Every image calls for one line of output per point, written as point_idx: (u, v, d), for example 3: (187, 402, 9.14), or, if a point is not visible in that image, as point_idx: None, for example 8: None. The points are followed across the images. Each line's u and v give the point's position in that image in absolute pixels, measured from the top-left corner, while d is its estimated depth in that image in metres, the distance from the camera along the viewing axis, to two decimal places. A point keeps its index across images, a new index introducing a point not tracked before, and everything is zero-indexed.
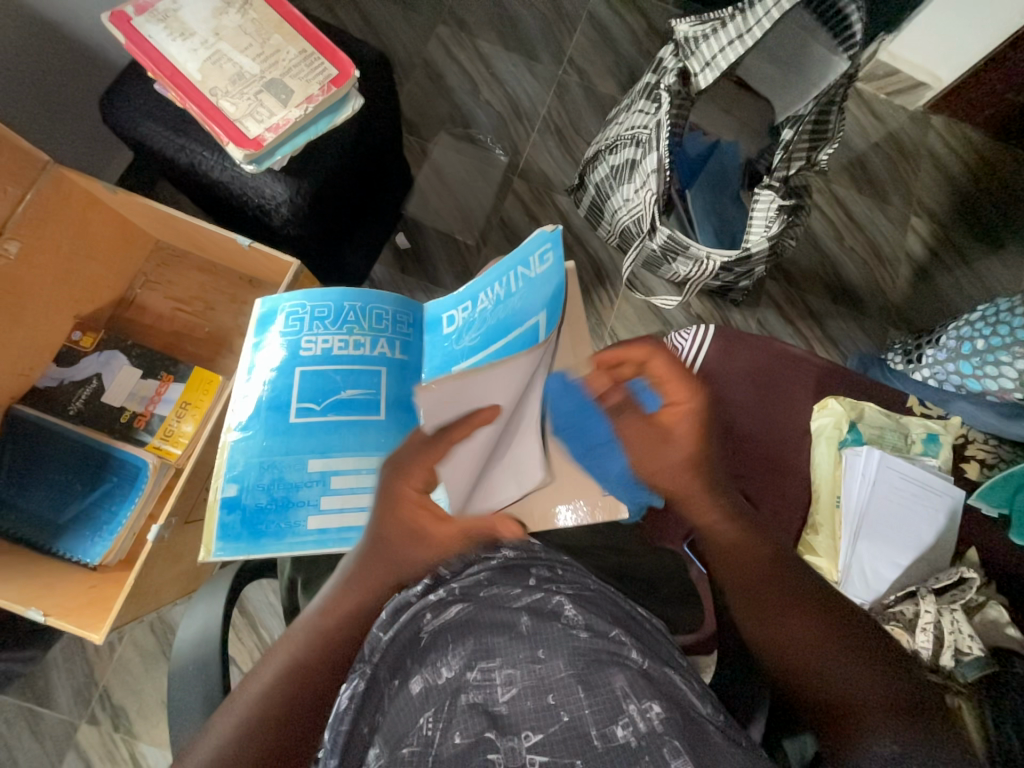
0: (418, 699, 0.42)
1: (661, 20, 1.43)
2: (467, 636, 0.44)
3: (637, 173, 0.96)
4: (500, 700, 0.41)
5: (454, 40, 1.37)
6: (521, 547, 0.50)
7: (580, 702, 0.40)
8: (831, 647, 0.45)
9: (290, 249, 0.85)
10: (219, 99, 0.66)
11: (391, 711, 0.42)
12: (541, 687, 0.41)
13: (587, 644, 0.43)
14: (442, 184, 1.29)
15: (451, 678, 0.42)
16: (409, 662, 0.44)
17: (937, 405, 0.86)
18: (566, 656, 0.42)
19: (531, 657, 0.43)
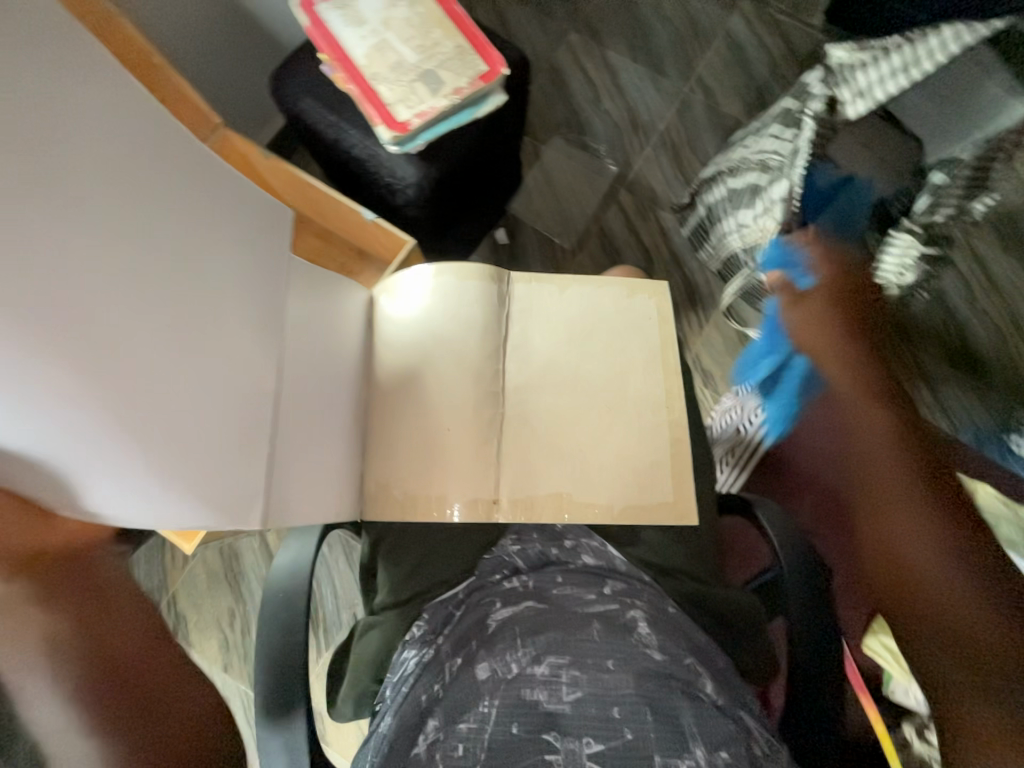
0: (483, 684, 0.44)
1: (804, 45, 1.37)
2: (537, 630, 0.47)
3: (759, 199, 0.92)
4: (563, 699, 0.42)
5: (584, 49, 1.39)
6: (600, 558, 0.56)
7: (647, 724, 0.41)
8: (950, 556, 0.53)
9: (405, 229, 0.90)
10: (378, 84, 0.71)
11: (458, 681, 0.46)
12: (607, 699, 0.42)
13: (660, 668, 0.44)
14: (549, 186, 1.31)
15: (518, 673, 0.44)
16: (478, 643, 0.48)
17: None
18: (636, 675, 0.43)
19: (600, 665, 0.44)
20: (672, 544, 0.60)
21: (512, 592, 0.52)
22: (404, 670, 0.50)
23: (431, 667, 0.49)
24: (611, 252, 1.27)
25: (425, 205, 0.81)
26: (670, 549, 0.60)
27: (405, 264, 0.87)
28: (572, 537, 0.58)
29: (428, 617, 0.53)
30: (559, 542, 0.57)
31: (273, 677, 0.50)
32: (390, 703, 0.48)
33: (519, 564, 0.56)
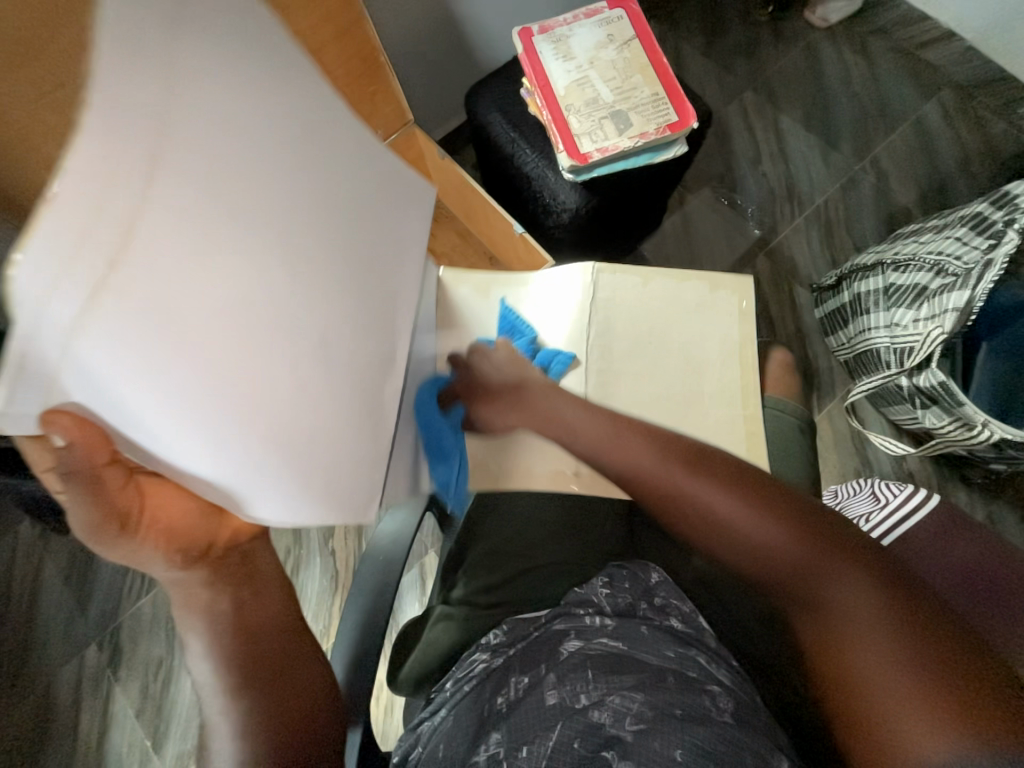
0: (552, 709, 0.45)
1: (1006, 146, 1.25)
2: (615, 671, 0.47)
3: (926, 303, 0.85)
4: (626, 726, 0.42)
5: (757, 109, 1.37)
6: (689, 624, 0.54)
7: None
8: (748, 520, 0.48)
9: (549, 248, 0.95)
10: (570, 115, 0.76)
11: (526, 699, 0.47)
12: (671, 738, 0.41)
13: (735, 734, 0.42)
14: (685, 235, 1.30)
15: (587, 703, 0.45)
16: (548, 667, 0.49)
17: None
18: (705, 735, 0.42)
19: (670, 710, 0.43)
20: (766, 630, 0.59)
21: (589, 627, 0.52)
22: (470, 670, 0.53)
23: (498, 674, 0.51)
24: None
25: (576, 229, 0.84)
26: (762, 635, 0.59)
27: None
28: (663, 596, 0.56)
29: (506, 629, 0.56)
30: (648, 597, 0.56)
31: (351, 617, 0.56)
32: (449, 696, 0.52)
33: (605, 608, 0.55)
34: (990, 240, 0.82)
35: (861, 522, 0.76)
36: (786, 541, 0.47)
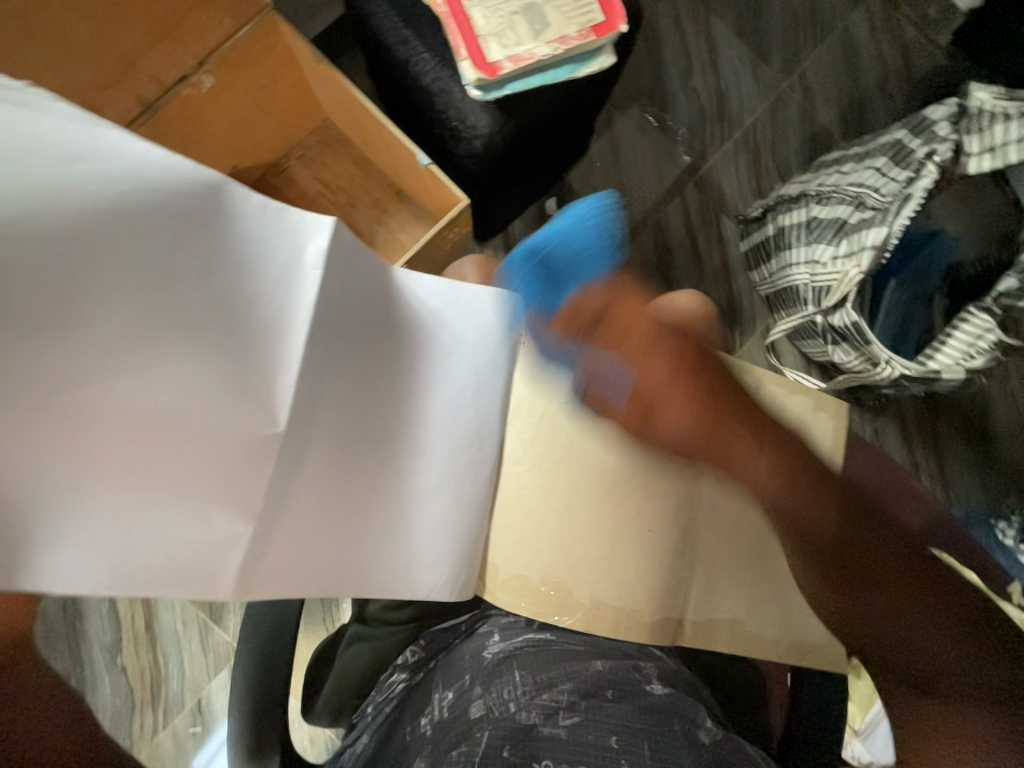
0: (477, 720, 0.45)
1: (923, 65, 1.22)
2: (539, 668, 0.49)
3: (846, 239, 0.85)
4: (560, 723, 0.44)
5: (688, 10, 1.23)
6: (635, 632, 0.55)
7: (645, 754, 0.42)
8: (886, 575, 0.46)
9: (462, 183, 0.81)
10: (472, 7, 0.61)
11: (452, 716, 0.46)
12: (605, 727, 0.43)
13: (661, 703, 0.46)
14: (613, 161, 1.20)
15: (513, 708, 0.45)
16: (472, 677, 0.49)
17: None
18: (635, 708, 0.45)
19: (601, 695, 0.46)
20: None
21: (509, 626, 0.53)
22: (390, 692, 0.52)
23: (418, 691, 0.50)
24: (662, 249, 1.18)
25: (490, 160, 0.71)
26: None
27: (454, 222, 0.79)
28: None
29: (423, 643, 0.54)
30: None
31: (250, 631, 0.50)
32: (370, 721, 0.50)
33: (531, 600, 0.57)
34: (907, 172, 0.82)
35: None
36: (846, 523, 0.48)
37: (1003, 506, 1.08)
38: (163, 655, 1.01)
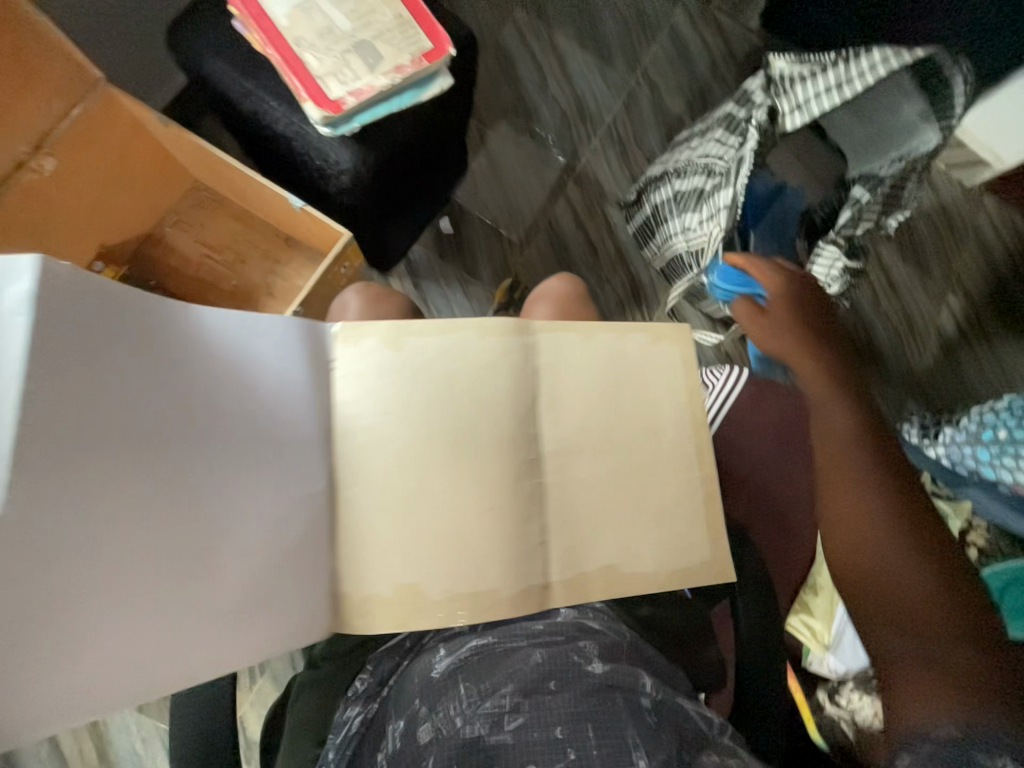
0: (426, 745, 0.44)
1: (742, 47, 1.38)
2: (482, 674, 0.48)
3: (706, 204, 0.94)
4: (505, 728, 0.44)
5: (532, 29, 1.33)
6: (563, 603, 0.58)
7: (589, 740, 0.42)
8: (889, 533, 0.59)
9: (343, 219, 0.82)
10: (304, 51, 0.63)
11: (404, 747, 0.45)
12: (550, 719, 0.44)
13: (604, 680, 0.46)
14: (495, 174, 1.26)
15: (460, 726, 0.44)
16: (420, 698, 0.48)
17: (947, 484, 0.87)
18: (577, 693, 0.45)
19: (544, 687, 0.46)
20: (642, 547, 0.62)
21: (456, 636, 0.53)
22: (346, 731, 0.49)
23: (373, 728, 0.49)
24: (558, 245, 1.25)
25: (362, 192, 0.73)
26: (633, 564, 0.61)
27: (342, 257, 0.80)
28: None
29: (371, 669, 0.54)
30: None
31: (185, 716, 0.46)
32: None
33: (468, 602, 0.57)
34: (739, 138, 0.93)
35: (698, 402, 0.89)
36: (845, 507, 0.62)
37: (903, 411, 1.21)
38: None
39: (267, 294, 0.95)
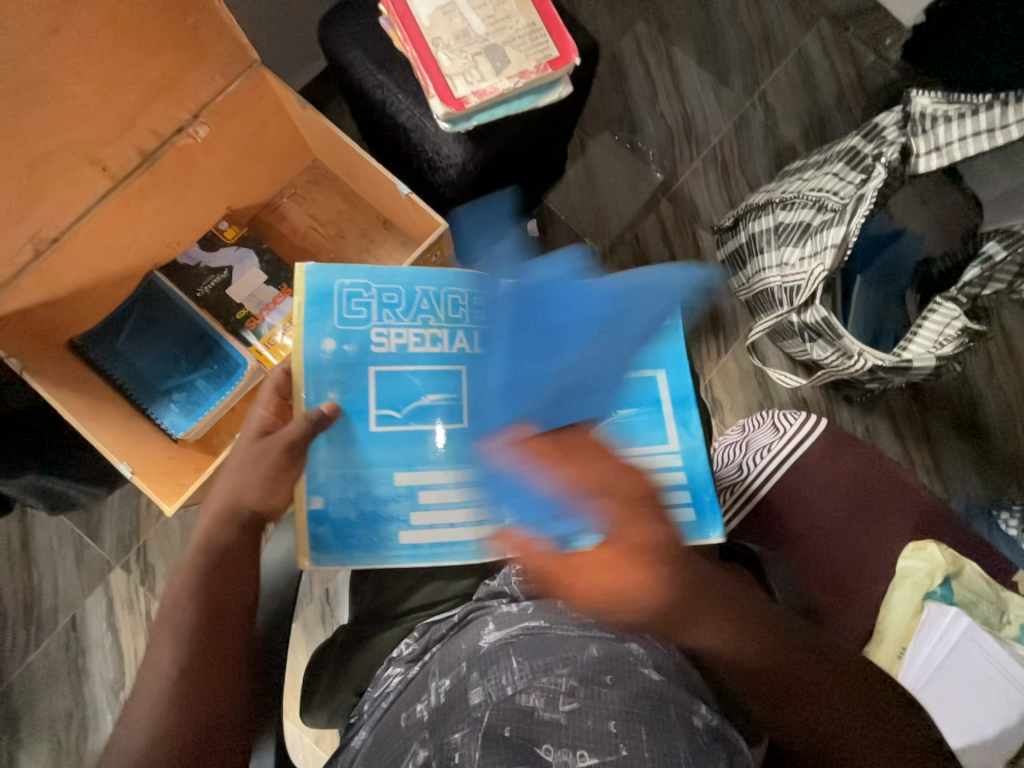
0: (476, 707, 0.45)
1: (875, 78, 1.29)
2: (536, 655, 0.48)
3: (810, 240, 0.89)
4: (559, 708, 0.43)
5: (650, 43, 1.32)
6: None
7: (642, 742, 0.41)
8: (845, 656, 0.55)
9: (441, 210, 0.87)
10: (438, 50, 0.67)
11: (451, 706, 0.47)
12: (603, 711, 0.42)
13: (658, 687, 0.44)
14: (589, 183, 1.26)
15: (510, 693, 0.45)
16: (468, 666, 0.50)
17: None
18: (630, 692, 0.43)
19: (598, 679, 0.45)
20: None
21: (505, 615, 0.54)
22: (386, 687, 0.55)
23: (414, 683, 0.53)
24: (641, 262, 1.23)
25: (464, 187, 0.76)
26: None
27: (435, 246, 0.84)
28: None
29: (418, 636, 0.58)
30: None
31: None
32: (366, 717, 0.53)
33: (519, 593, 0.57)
34: (861, 175, 0.87)
35: (765, 452, 0.82)
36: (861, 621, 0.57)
37: (1003, 495, 1.08)
38: None
39: None
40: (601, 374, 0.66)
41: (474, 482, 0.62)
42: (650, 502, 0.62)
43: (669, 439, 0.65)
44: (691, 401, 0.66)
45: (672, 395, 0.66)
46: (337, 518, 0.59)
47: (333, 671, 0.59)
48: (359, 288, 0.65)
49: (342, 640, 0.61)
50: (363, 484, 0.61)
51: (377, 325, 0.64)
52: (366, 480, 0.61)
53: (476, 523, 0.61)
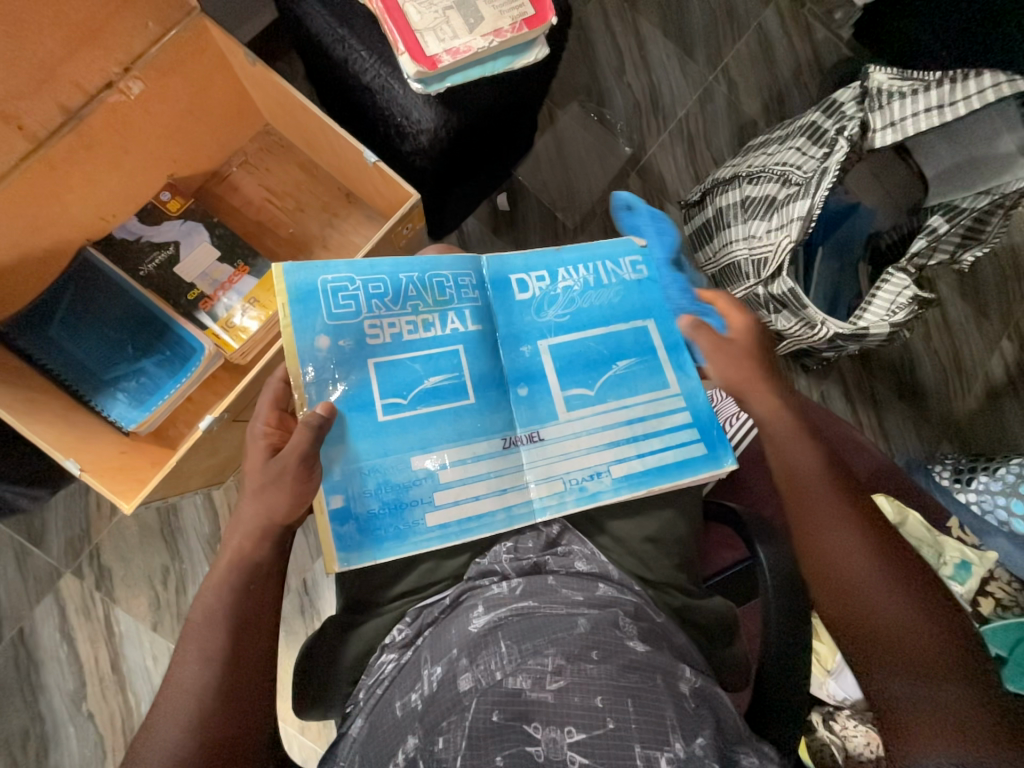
0: (468, 695, 0.46)
1: (830, 56, 1.33)
2: (525, 637, 0.49)
3: (776, 213, 0.91)
4: (547, 687, 0.46)
5: (616, 10, 1.29)
6: (594, 565, 0.58)
7: (628, 714, 0.45)
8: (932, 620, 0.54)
9: (411, 181, 0.82)
10: (406, 3, 0.64)
11: (441, 691, 0.48)
12: (590, 688, 0.46)
13: (644, 659, 0.49)
14: (559, 156, 1.24)
15: (500, 678, 0.47)
16: (459, 650, 0.50)
17: (974, 534, 0.89)
18: (617, 668, 0.47)
19: (585, 657, 0.48)
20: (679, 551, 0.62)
21: (495, 596, 0.54)
22: (380, 674, 0.54)
23: (406, 671, 0.52)
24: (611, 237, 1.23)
25: (437, 155, 0.72)
26: (665, 563, 0.61)
27: (406, 219, 0.80)
28: (566, 544, 0.59)
29: (410, 620, 0.56)
30: (553, 549, 0.59)
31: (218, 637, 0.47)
32: (362, 705, 0.52)
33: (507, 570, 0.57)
34: (823, 149, 0.90)
35: (734, 419, 0.85)
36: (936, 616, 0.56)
37: (938, 452, 1.18)
38: (133, 695, 0.95)
39: (322, 246, 0.95)
40: (594, 332, 0.65)
41: (489, 455, 0.59)
42: (665, 448, 0.62)
43: (670, 383, 0.65)
44: (683, 344, 0.66)
45: (666, 342, 0.66)
46: (360, 513, 0.56)
47: (325, 660, 0.57)
48: (343, 282, 0.60)
49: (332, 627, 0.59)
50: (381, 474, 0.57)
51: (369, 316, 0.60)
52: (382, 469, 0.57)
53: (497, 495, 0.59)
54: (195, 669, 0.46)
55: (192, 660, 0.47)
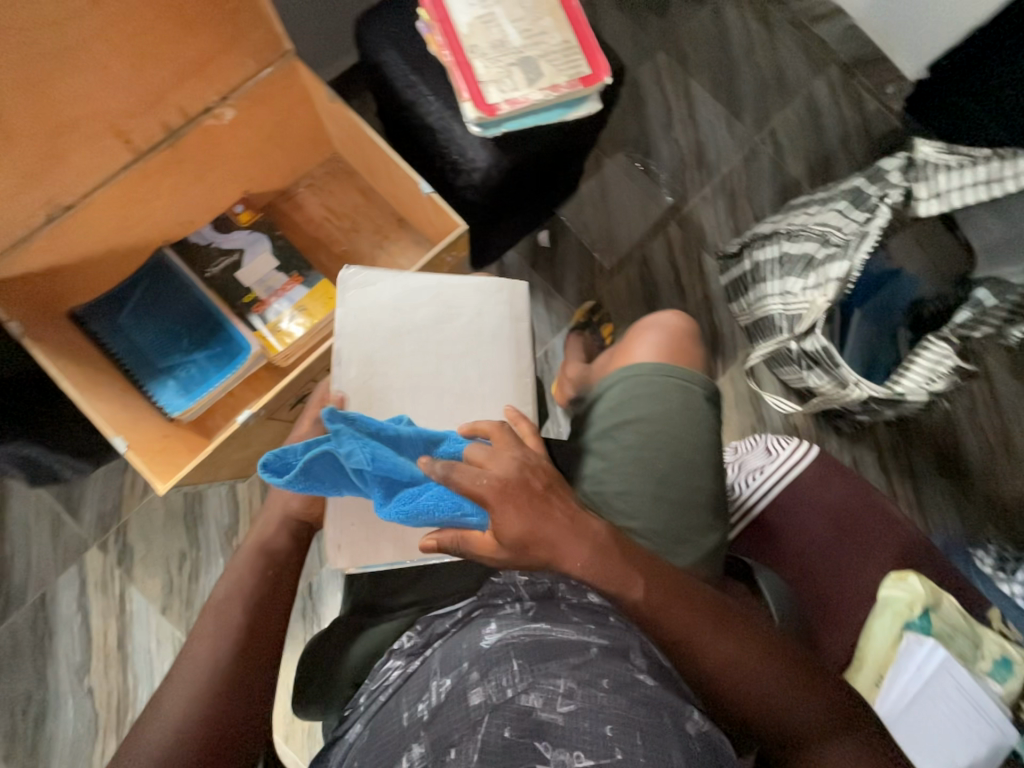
0: (476, 711, 0.45)
1: (880, 125, 1.35)
2: (539, 658, 0.48)
3: (814, 272, 0.92)
4: (557, 709, 0.44)
5: (669, 72, 1.36)
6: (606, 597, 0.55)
7: (637, 747, 0.42)
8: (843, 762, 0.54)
9: (460, 212, 0.88)
10: (475, 57, 0.70)
11: (450, 703, 0.47)
12: (600, 715, 0.44)
13: (652, 694, 0.46)
14: (602, 201, 1.29)
15: (510, 695, 0.46)
16: (470, 665, 0.49)
17: (1018, 629, 0.82)
18: (627, 699, 0.45)
19: (595, 683, 0.46)
20: None
21: (508, 616, 0.54)
22: (385, 680, 0.54)
23: (414, 680, 0.52)
24: (646, 281, 1.25)
25: (488, 193, 0.77)
26: None
27: (451, 246, 0.85)
28: None
29: (419, 629, 0.57)
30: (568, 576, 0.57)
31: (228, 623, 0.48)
32: (363, 711, 0.53)
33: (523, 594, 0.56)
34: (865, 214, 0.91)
35: (757, 474, 0.83)
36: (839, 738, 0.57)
37: (980, 534, 1.11)
38: (132, 676, 0.97)
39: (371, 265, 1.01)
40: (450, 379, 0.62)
41: None
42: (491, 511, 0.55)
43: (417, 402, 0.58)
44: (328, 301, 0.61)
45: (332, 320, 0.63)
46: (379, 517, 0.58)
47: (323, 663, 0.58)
48: None
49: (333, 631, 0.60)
50: None
51: None
52: None
53: None
54: (202, 651, 0.48)
55: (202, 643, 0.49)
